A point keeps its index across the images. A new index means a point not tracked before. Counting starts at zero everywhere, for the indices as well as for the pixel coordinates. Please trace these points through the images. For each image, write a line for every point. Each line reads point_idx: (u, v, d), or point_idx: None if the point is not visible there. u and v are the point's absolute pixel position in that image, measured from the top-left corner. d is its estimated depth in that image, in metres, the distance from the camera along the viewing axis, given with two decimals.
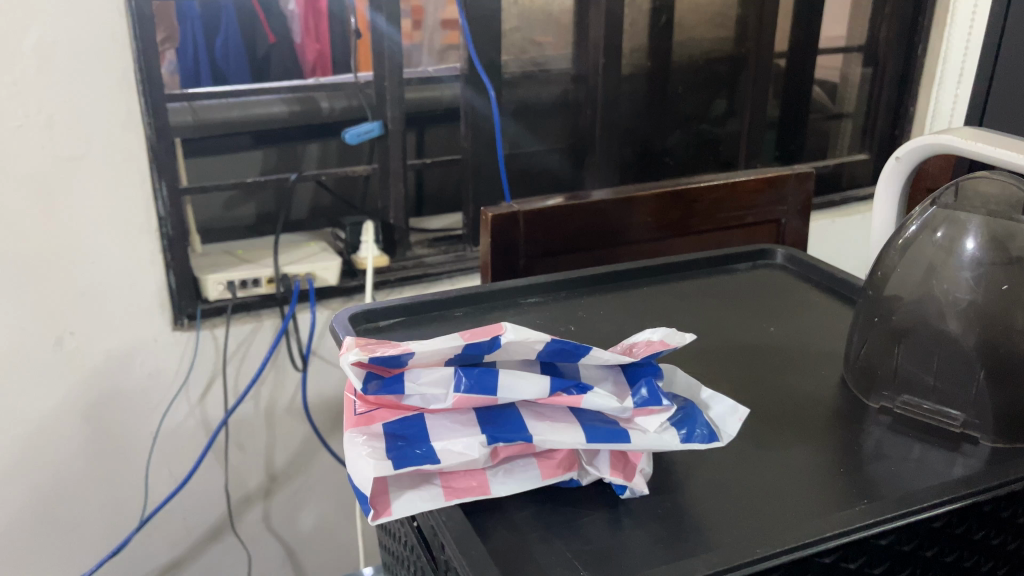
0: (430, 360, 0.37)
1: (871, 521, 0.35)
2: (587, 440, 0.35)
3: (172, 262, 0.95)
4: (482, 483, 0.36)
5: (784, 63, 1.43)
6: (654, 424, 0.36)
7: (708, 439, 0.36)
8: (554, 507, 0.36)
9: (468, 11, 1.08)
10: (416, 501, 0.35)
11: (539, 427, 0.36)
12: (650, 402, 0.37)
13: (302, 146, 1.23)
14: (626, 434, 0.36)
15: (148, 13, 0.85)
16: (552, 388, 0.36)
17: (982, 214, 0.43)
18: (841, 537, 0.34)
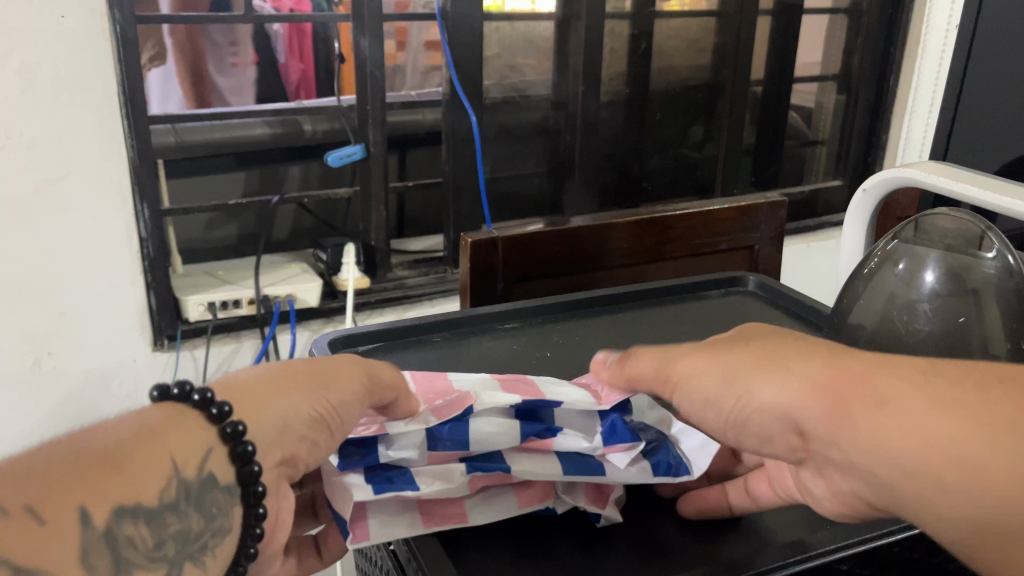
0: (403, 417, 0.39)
1: (831, 549, 0.36)
2: (562, 473, 0.37)
3: (153, 283, 0.96)
4: (460, 509, 0.37)
5: (760, 90, 1.46)
6: (625, 460, 0.38)
7: (674, 472, 0.39)
8: (522, 532, 0.37)
9: (451, 35, 1.09)
10: (395, 526, 0.36)
11: (517, 463, 0.38)
12: (619, 437, 0.38)
13: (284, 168, 1.24)
14: (599, 467, 0.38)
15: (133, 35, 0.86)
16: (528, 431, 0.38)
17: (940, 248, 0.46)
18: (802, 563, 0.35)
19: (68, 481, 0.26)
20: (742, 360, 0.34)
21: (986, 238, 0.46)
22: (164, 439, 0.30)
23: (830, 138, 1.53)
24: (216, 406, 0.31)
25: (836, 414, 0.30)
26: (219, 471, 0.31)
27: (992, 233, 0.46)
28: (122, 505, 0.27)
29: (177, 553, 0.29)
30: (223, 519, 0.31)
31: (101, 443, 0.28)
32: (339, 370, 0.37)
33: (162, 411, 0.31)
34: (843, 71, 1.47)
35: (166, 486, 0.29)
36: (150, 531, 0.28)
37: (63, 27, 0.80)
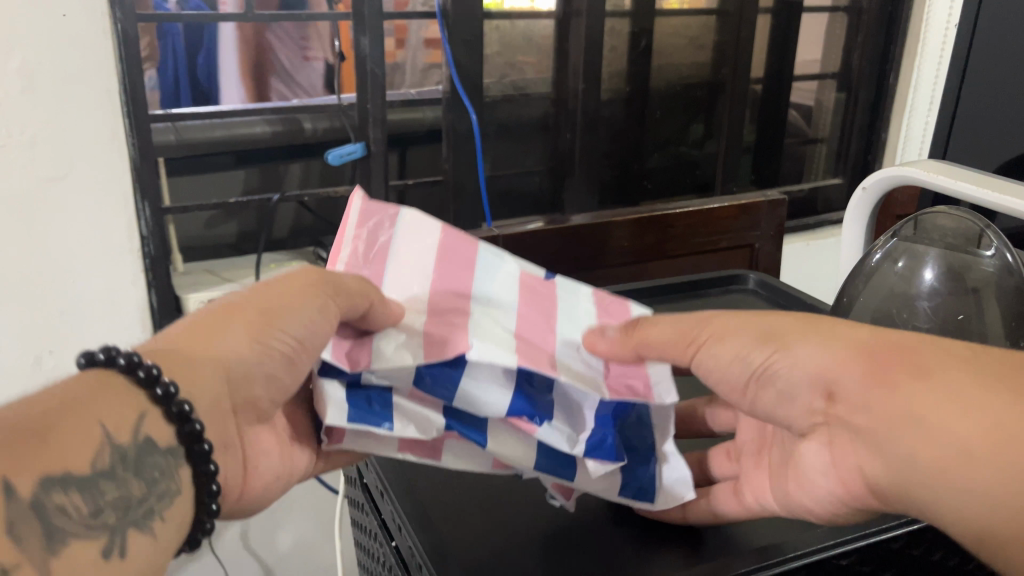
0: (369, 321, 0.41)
1: (822, 547, 0.37)
2: (532, 466, 0.40)
3: (153, 280, 0.96)
4: (434, 446, 0.41)
5: (761, 89, 1.47)
6: (597, 472, 0.39)
7: (636, 496, 0.41)
8: (508, 521, 0.41)
9: (451, 32, 1.10)
10: (368, 444, 0.40)
11: (496, 435, 0.40)
12: (603, 453, 0.39)
13: (285, 166, 1.24)
14: (572, 471, 0.40)
15: (134, 35, 0.87)
16: (511, 411, 0.39)
17: (939, 247, 0.50)
18: (795, 559, 0.36)
19: (3, 444, 0.27)
20: (777, 329, 0.39)
21: (985, 236, 0.49)
22: (92, 406, 0.31)
23: (829, 136, 1.53)
24: (144, 370, 0.34)
25: (874, 376, 0.34)
26: (157, 436, 0.34)
27: (990, 231, 0.49)
28: (51, 474, 0.28)
29: (119, 519, 0.31)
30: (168, 484, 0.34)
31: (34, 412, 0.30)
32: (284, 304, 0.40)
33: (94, 376, 0.33)
34: (843, 70, 1.47)
35: (98, 453, 0.31)
36: (89, 497, 0.30)
37: (66, 25, 0.80)
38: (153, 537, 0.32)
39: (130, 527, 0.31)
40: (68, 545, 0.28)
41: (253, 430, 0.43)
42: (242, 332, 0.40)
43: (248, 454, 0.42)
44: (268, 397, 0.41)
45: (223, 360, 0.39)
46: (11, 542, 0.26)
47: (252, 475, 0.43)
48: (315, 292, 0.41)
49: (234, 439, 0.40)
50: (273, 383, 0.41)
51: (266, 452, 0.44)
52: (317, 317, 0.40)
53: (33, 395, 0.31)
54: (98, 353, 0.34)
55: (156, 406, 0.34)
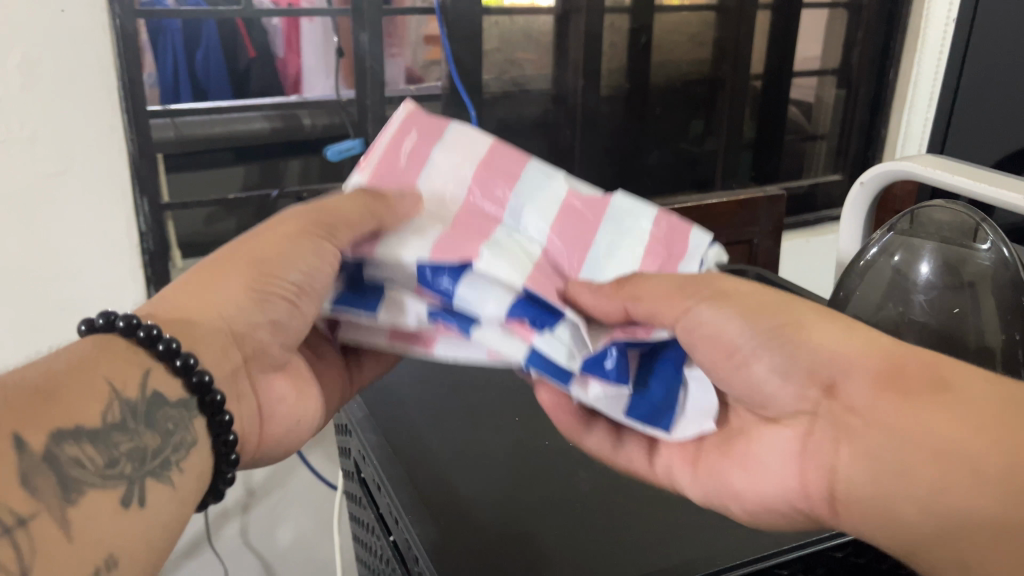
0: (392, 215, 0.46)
1: (802, 543, 0.42)
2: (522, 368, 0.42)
3: (152, 278, 0.95)
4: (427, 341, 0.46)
5: (759, 85, 1.46)
6: (593, 393, 0.42)
7: (640, 420, 0.43)
8: (494, 502, 0.45)
9: (450, 28, 1.11)
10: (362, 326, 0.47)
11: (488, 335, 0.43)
12: (600, 372, 0.42)
13: (284, 163, 1.25)
14: (568, 384, 0.42)
15: (132, 31, 0.87)
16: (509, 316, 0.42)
17: (935, 240, 0.50)
18: (753, 563, 0.41)
19: (19, 403, 0.34)
20: (798, 316, 0.41)
21: (981, 230, 0.49)
22: (97, 368, 0.38)
23: (829, 132, 1.53)
24: (143, 331, 0.40)
25: (887, 384, 0.36)
26: (165, 389, 0.41)
27: (986, 225, 0.49)
28: (63, 429, 0.35)
29: (133, 470, 0.37)
30: (182, 435, 0.41)
31: (50, 376, 0.36)
32: (287, 254, 0.46)
33: (92, 340, 0.40)
34: (843, 67, 1.47)
35: (108, 407, 0.37)
36: (104, 448, 0.37)
37: (63, 21, 0.80)
38: (171, 483, 0.39)
39: (145, 476, 0.38)
40: (86, 493, 0.35)
41: (267, 380, 0.49)
42: (248, 286, 0.46)
43: (263, 402, 0.49)
44: (277, 342, 0.48)
45: (222, 317, 0.45)
46: (26, 492, 0.33)
47: (268, 422, 0.50)
48: (312, 236, 0.46)
49: (246, 389, 0.47)
50: (278, 325, 0.47)
51: (279, 398, 0.50)
52: (320, 259, 0.46)
53: (46, 359, 0.38)
54: (98, 318, 0.40)
55: (160, 361, 0.41)
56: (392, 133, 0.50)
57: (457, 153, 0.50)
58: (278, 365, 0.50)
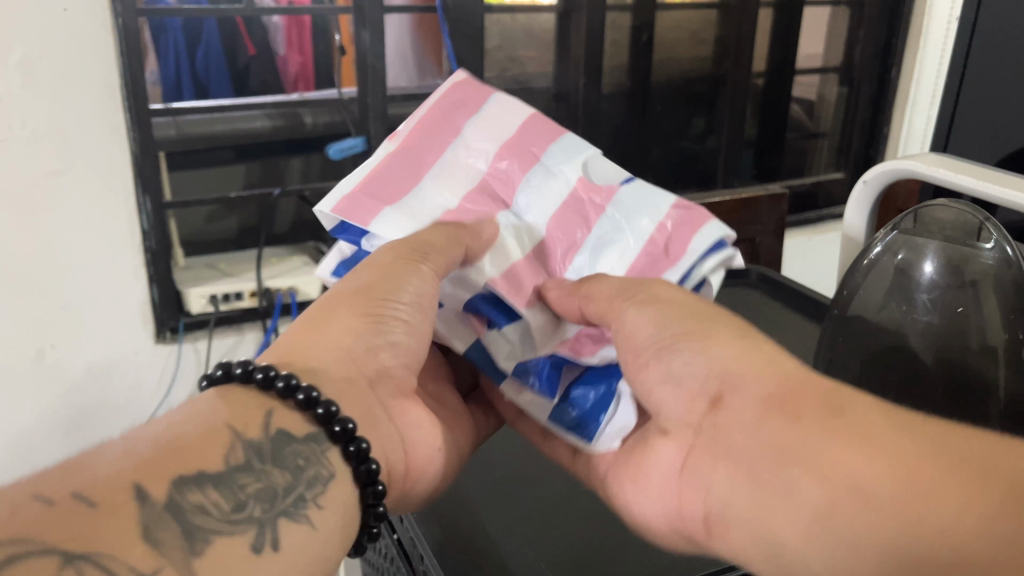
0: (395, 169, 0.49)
1: None
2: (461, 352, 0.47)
3: (155, 275, 0.96)
4: None
5: (761, 83, 1.47)
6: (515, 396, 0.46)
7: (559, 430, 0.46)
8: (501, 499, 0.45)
9: (451, 25, 1.10)
10: None
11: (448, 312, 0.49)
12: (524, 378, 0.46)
13: (286, 161, 1.23)
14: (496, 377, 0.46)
15: (134, 29, 0.86)
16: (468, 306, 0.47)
17: (938, 239, 0.51)
18: None
19: (139, 449, 0.32)
20: (720, 326, 0.40)
21: (984, 229, 0.49)
22: (217, 415, 0.36)
23: (831, 130, 1.53)
24: (259, 372, 0.38)
25: (774, 406, 0.34)
26: (291, 428, 0.37)
27: (989, 224, 0.49)
28: (184, 477, 0.32)
29: (264, 513, 0.33)
30: (316, 471, 0.37)
31: (168, 430, 0.34)
32: (395, 275, 0.44)
33: (208, 389, 0.38)
34: (845, 64, 1.47)
35: (230, 450, 0.34)
36: (231, 491, 0.33)
37: (63, 19, 0.80)
38: (309, 522, 0.35)
39: (277, 517, 0.33)
40: (215, 542, 0.31)
41: (399, 407, 0.45)
42: (360, 310, 0.44)
43: (400, 430, 0.45)
44: (398, 361, 0.45)
45: (343, 346, 0.43)
46: (149, 546, 0.29)
47: (412, 451, 0.45)
48: (414, 260, 0.44)
49: (380, 414, 0.43)
50: (398, 343, 0.45)
51: (416, 425, 0.46)
52: (426, 285, 0.44)
53: (166, 417, 0.35)
54: (215, 370, 0.39)
55: (281, 401, 0.38)
56: (440, 92, 0.52)
57: (487, 126, 0.51)
58: (405, 390, 0.46)
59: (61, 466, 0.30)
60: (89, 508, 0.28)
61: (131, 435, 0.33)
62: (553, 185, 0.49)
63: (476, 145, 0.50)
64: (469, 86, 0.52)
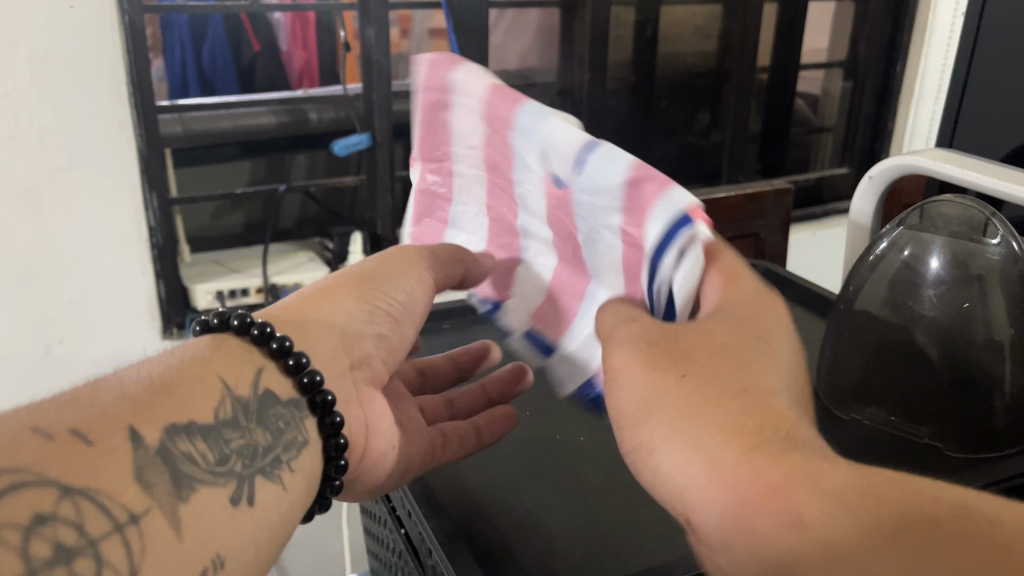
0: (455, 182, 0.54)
1: None
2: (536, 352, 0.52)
3: (162, 272, 0.97)
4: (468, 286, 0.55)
5: (766, 77, 1.48)
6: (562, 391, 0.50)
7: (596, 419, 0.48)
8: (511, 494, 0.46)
9: (455, 20, 1.10)
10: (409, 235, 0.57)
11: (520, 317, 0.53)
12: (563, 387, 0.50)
13: (291, 157, 1.25)
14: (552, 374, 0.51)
15: (140, 26, 0.87)
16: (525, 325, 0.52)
17: (945, 235, 0.50)
18: None
19: (142, 398, 0.35)
20: (730, 332, 0.35)
21: (990, 225, 0.50)
22: (213, 365, 0.39)
23: (836, 125, 1.53)
24: (256, 329, 0.41)
25: (726, 479, 0.29)
26: (275, 389, 0.41)
27: (996, 220, 0.50)
28: (177, 423, 0.35)
29: (245, 469, 0.37)
30: (293, 435, 0.41)
31: (159, 377, 0.37)
32: (389, 268, 0.50)
33: (207, 338, 0.41)
34: (850, 59, 1.47)
35: (222, 404, 0.37)
36: (215, 444, 0.36)
37: (69, 17, 0.80)
38: (282, 482, 0.39)
39: (255, 474, 0.37)
40: (197, 489, 0.34)
41: (373, 393, 0.48)
42: (356, 287, 0.48)
43: (370, 414, 0.47)
44: (378, 352, 0.48)
45: (335, 322, 0.46)
46: (140, 488, 0.32)
47: (375, 433, 0.48)
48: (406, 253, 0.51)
49: (354, 395, 0.46)
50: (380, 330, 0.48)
51: (381, 413, 0.49)
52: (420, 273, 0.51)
53: (167, 358, 0.39)
54: (212, 318, 0.42)
55: (272, 362, 0.42)
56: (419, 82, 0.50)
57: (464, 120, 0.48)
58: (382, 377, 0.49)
59: (64, 401, 0.33)
60: (87, 447, 0.31)
61: (126, 377, 0.36)
62: (533, 177, 0.45)
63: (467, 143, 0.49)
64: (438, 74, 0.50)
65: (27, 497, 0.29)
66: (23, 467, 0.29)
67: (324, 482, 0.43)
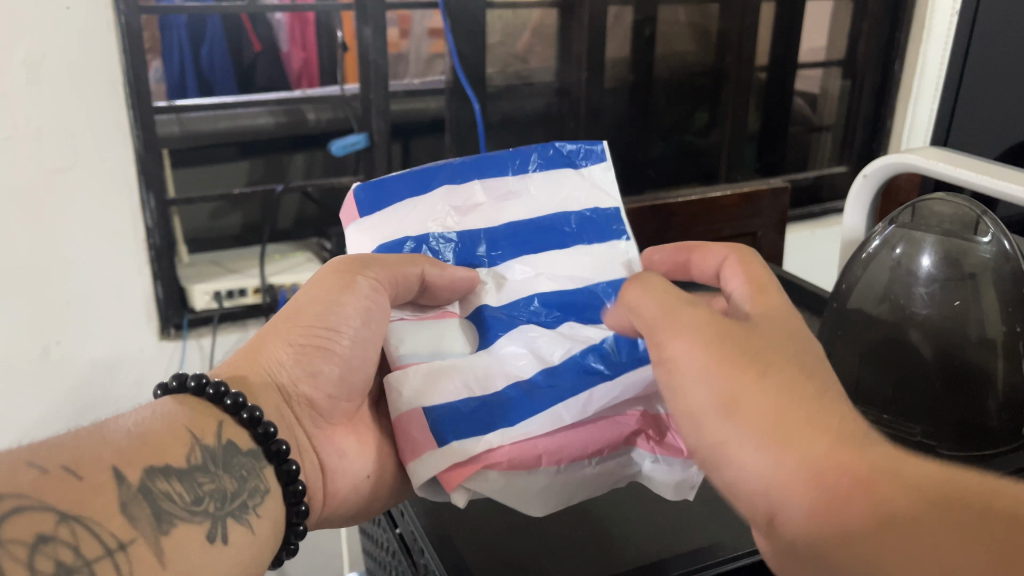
0: (517, 215, 0.51)
1: None
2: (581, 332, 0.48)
3: (158, 272, 0.96)
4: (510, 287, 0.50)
5: (764, 76, 1.47)
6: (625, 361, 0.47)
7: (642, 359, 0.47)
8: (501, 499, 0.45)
9: (452, 20, 1.10)
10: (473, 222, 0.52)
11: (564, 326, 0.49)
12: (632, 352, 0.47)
13: (289, 157, 1.25)
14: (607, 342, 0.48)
15: (137, 26, 0.86)
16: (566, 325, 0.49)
17: (936, 233, 0.51)
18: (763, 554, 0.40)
19: (121, 445, 0.36)
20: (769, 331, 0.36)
21: (982, 223, 0.50)
22: (180, 420, 0.39)
23: (834, 123, 1.53)
24: (230, 398, 0.41)
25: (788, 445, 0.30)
26: (238, 440, 0.41)
27: (988, 217, 0.50)
28: (153, 467, 0.36)
29: (217, 509, 0.37)
30: (257, 483, 0.40)
31: (137, 427, 0.38)
32: (330, 301, 0.48)
33: (167, 399, 0.41)
34: (848, 58, 1.47)
35: (190, 452, 0.38)
36: (189, 486, 0.37)
37: (66, 20, 0.80)
38: (250, 526, 0.38)
39: (226, 515, 0.37)
40: (177, 525, 0.35)
41: (325, 436, 0.49)
42: (293, 338, 0.48)
43: (323, 458, 0.48)
44: (320, 392, 0.48)
45: (272, 377, 0.47)
46: (125, 519, 0.33)
47: (331, 477, 0.48)
48: (352, 275, 0.48)
49: (303, 443, 0.47)
50: (321, 374, 0.48)
51: (341, 454, 0.49)
52: (364, 300, 0.47)
53: (132, 414, 0.40)
54: (172, 379, 0.42)
55: (230, 416, 0.42)
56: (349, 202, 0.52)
57: (375, 227, 0.52)
58: (337, 417, 0.49)
59: (53, 443, 0.34)
60: (77, 481, 0.33)
61: (101, 424, 0.37)
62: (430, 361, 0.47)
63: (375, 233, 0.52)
64: (365, 232, 0.51)
65: (26, 521, 0.30)
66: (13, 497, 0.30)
67: (289, 528, 0.42)
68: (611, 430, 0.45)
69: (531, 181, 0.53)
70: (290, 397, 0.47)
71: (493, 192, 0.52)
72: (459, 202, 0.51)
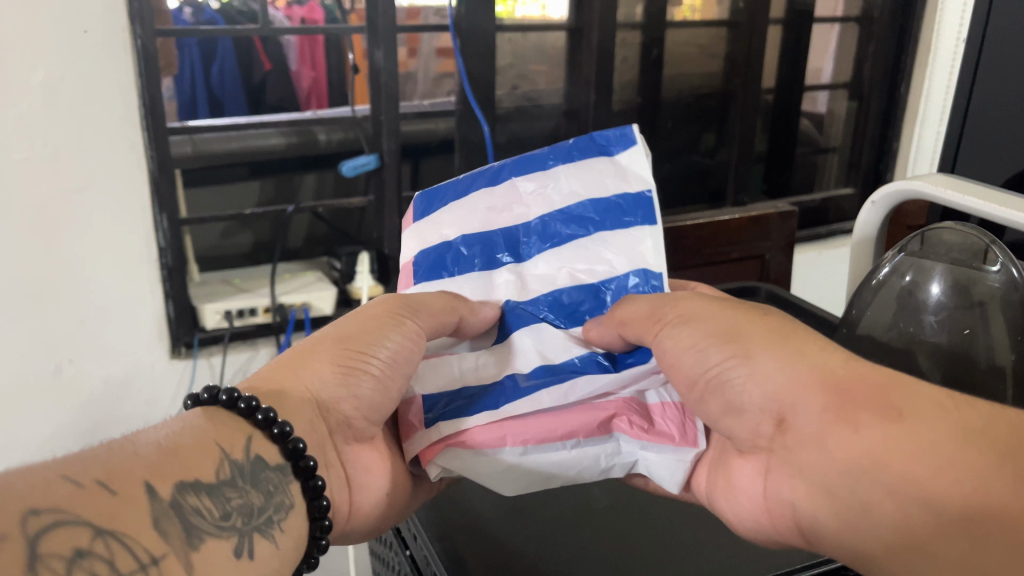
0: (544, 210, 0.56)
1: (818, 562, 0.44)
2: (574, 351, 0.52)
3: (170, 291, 0.98)
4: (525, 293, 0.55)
5: (772, 98, 1.50)
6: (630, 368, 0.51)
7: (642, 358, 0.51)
8: (526, 524, 0.47)
9: (462, 42, 1.11)
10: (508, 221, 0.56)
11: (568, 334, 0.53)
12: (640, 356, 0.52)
13: (300, 178, 1.28)
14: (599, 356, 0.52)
15: (153, 50, 0.88)
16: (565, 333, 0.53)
17: (946, 262, 0.51)
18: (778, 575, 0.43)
19: (151, 458, 0.36)
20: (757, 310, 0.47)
21: (990, 252, 0.50)
22: (213, 432, 0.40)
23: (840, 146, 1.54)
24: (261, 413, 0.42)
25: (837, 418, 0.38)
26: (266, 454, 0.42)
27: (996, 247, 0.50)
28: (184, 481, 0.36)
29: (245, 524, 0.38)
30: (281, 498, 0.41)
31: (167, 440, 0.38)
32: (378, 333, 0.49)
33: (198, 411, 0.41)
34: (854, 81, 1.48)
35: (220, 466, 0.39)
36: (219, 501, 0.37)
37: (84, 44, 0.82)
38: (275, 540, 0.39)
39: (253, 531, 0.38)
40: (206, 540, 0.35)
41: (353, 450, 0.49)
42: (339, 359, 0.48)
43: (350, 473, 0.48)
44: (362, 413, 0.48)
45: (314, 392, 0.46)
46: (157, 533, 0.33)
47: (357, 491, 0.48)
48: (397, 317, 0.51)
49: (332, 457, 0.47)
50: (360, 396, 0.48)
51: (367, 469, 0.49)
52: (407, 339, 0.50)
53: (164, 426, 0.40)
54: (203, 392, 0.42)
55: (259, 430, 0.42)
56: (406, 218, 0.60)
57: (422, 235, 0.58)
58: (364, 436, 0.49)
59: (84, 456, 0.35)
60: (111, 495, 0.33)
61: (132, 436, 0.38)
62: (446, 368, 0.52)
63: (429, 236, 0.58)
64: (416, 236, 0.58)
65: (65, 533, 0.30)
66: (54, 507, 0.31)
67: (312, 542, 0.43)
68: (586, 416, 0.48)
69: (561, 173, 0.56)
70: (328, 412, 0.47)
71: (529, 186, 0.56)
72: (496, 202, 0.57)
